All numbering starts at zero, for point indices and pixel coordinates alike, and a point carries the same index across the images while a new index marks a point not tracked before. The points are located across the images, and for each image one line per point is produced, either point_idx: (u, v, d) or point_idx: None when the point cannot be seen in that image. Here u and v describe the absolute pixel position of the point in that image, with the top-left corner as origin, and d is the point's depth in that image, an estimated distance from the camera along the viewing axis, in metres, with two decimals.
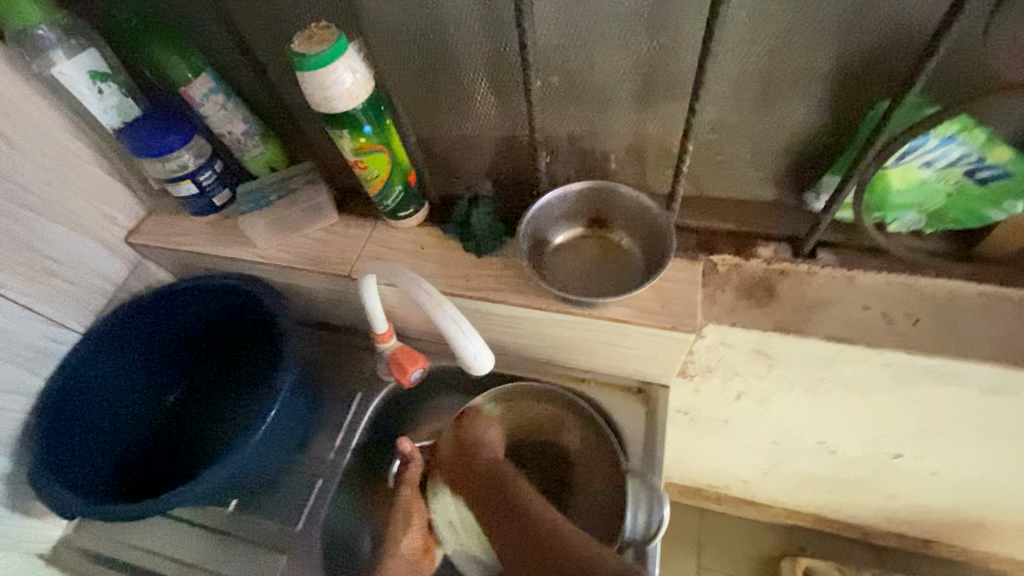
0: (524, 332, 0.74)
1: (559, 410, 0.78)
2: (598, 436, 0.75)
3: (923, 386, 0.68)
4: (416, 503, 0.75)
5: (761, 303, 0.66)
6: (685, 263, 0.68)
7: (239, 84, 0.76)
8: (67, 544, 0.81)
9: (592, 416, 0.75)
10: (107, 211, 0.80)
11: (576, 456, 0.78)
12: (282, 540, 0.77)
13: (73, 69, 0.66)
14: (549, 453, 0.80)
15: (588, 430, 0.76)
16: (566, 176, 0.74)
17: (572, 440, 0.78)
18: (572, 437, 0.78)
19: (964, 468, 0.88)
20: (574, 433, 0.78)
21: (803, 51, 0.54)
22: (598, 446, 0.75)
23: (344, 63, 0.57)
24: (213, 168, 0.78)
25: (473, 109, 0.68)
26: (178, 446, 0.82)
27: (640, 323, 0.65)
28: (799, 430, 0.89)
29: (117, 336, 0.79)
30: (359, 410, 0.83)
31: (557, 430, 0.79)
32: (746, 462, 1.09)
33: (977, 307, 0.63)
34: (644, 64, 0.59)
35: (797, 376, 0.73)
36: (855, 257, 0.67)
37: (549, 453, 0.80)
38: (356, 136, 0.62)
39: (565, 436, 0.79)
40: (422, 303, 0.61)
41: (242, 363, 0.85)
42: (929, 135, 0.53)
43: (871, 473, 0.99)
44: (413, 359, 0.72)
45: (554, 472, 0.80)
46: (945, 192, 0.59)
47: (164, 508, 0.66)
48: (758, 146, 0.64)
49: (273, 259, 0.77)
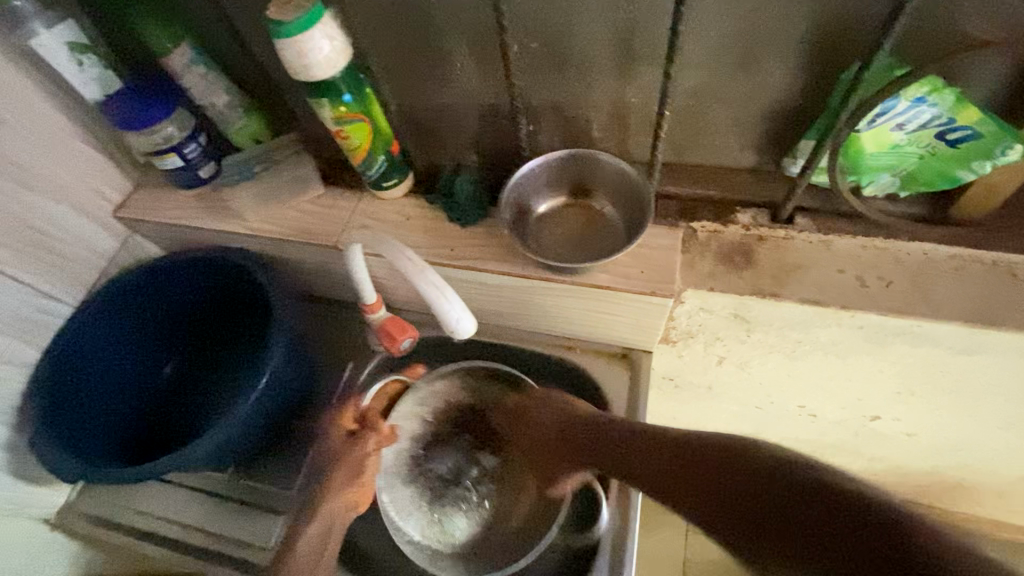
0: (509, 300, 0.76)
1: (407, 408, 0.80)
2: (431, 415, 0.81)
3: (896, 347, 0.70)
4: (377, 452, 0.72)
5: (739, 268, 0.67)
6: (665, 229, 0.69)
7: (220, 54, 0.76)
8: (70, 509, 0.84)
9: (411, 412, 0.80)
10: (94, 184, 0.80)
11: (452, 412, 0.81)
12: (278, 502, 0.80)
13: (52, 39, 0.66)
14: (451, 440, 0.81)
15: (428, 429, 0.81)
16: (549, 145, 0.75)
17: (445, 450, 0.81)
18: (453, 449, 0.81)
19: (939, 429, 0.91)
20: (445, 444, 0.81)
21: (780, 12, 0.54)
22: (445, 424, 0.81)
23: (319, 30, 0.56)
24: (199, 141, 0.78)
25: (454, 78, 0.68)
26: (175, 415, 0.84)
27: (620, 288, 0.66)
28: (779, 394, 0.92)
29: (114, 309, 0.80)
30: (353, 377, 0.86)
31: (437, 471, 0.80)
32: (732, 427, 1.11)
33: (949, 269, 0.64)
34: (623, 29, 0.59)
35: (774, 340, 0.75)
36: (831, 223, 0.68)
37: (450, 438, 0.81)
38: (337, 104, 0.62)
39: (445, 431, 0.81)
40: (403, 270, 0.62)
41: (238, 334, 0.87)
42: (900, 96, 0.54)
43: (852, 437, 1.02)
44: (403, 329, 0.72)
45: (478, 445, 0.81)
46: (918, 153, 0.59)
47: (162, 471, 0.69)
48: (737, 111, 0.64)
49: (260, 231, 0.78)
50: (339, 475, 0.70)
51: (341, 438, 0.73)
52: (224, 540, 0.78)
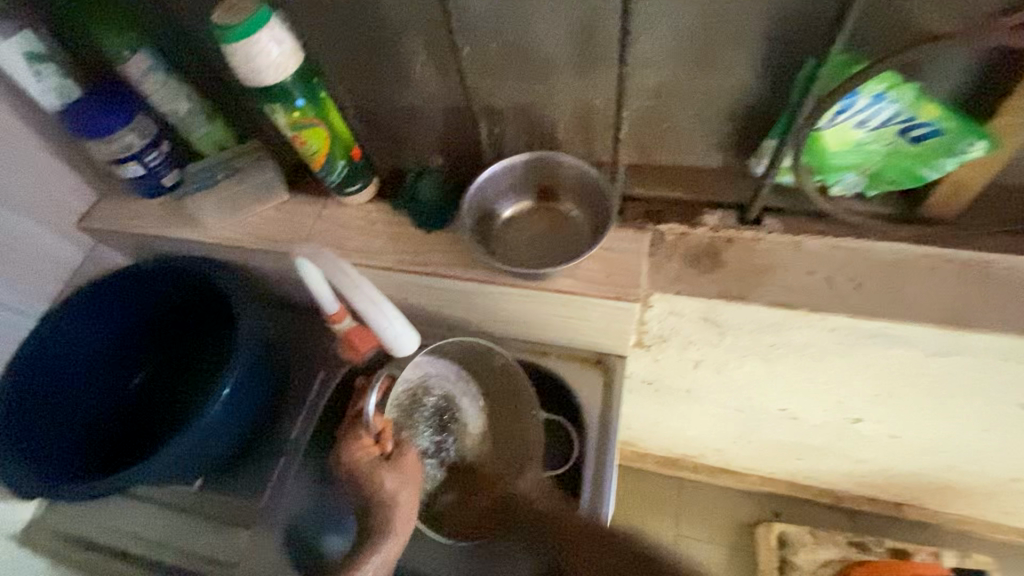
0: (476, 306, 0.74)
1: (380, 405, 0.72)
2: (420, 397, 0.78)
3: (870, 349, 0.68)
4: (416, 459, 0.69)
5: (708, 271, 0.66)
6: (632, 232, 0.68)
7: (178, 61, 0.75)
8: (37, 526, 0.82)
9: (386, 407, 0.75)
10: (57, 195, 0.79)
11: (440, 398, 0.79)
12: (245, 514, 0.78)
13: (6, 48, 0.65)
14: (445, 423, 0.80)
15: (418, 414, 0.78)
16: (515, 147, 0.73)
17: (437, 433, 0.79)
18: (435, 436, 0.79)
19: (922, 431, 0.89)
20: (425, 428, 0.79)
21: (736, 8, 0.53)
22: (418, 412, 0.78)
23: (267, 33, 0.55)
24: (160, 148, 0.77)
25: (414, 81, 0.67)
26: (141, 428, 0.82)
27: (586, 293, 0.65)
28: (759, 397, 0.90)
29: (75, 319, 0.78)
30: (324, 385, 0.84)
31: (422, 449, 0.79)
32: (715, 430, 1.09)
33: (921, 268, 0.63)
34: (579, 29, 0.58)
35: (748, 343, 0.73)
36: (799, 223, 0.67)
37: (444, 420, 0.80)
38: (290, 110, 0.61)
39: (437, 416, 0.79)
40: (337, 283, 0.60)
41: (204, 343, 0.85)
42: (858, 92, 0.53)
43: (836, 439, 1.00)
44: (367, 339, 0.69)
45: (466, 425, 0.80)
46: (882, 151, 0.58)
47: (119, 487, 0.66)
48: (700, 112, 0.63)
49: (224, 239, 0.77)
50: (408, 511, 0.65)
51: (389, 479, 0.66)
52: (193, 556, 0.76)
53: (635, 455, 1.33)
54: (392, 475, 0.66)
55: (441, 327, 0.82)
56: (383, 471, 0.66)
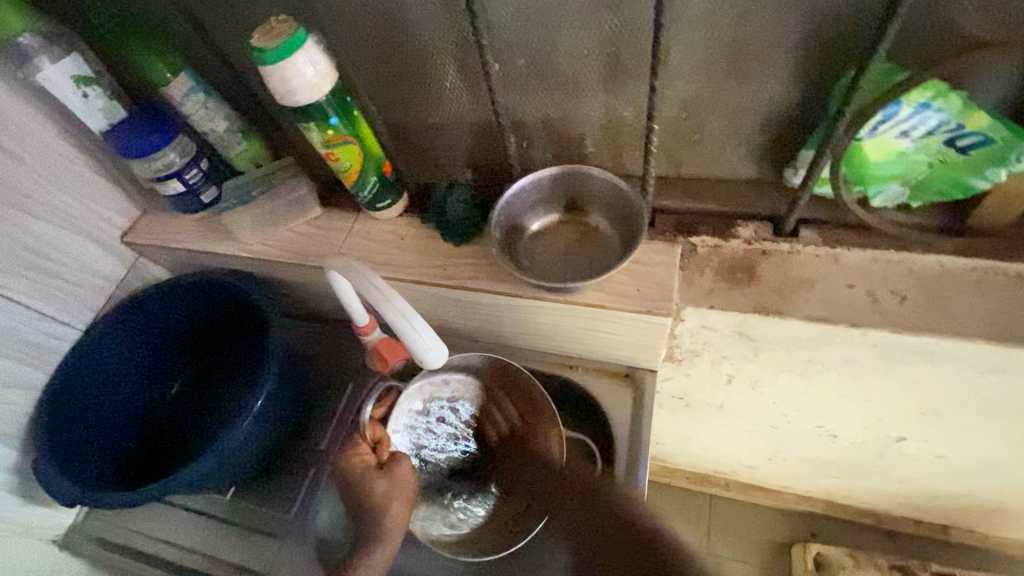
0: (504, 319, 0.74)
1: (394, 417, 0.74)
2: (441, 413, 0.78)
3: (915, 366, 0.65)
4: (411, 471, 0.69)
5: (742, 285, 0.64)
6: (662, 245, 0.67)
7: (217, 82, 0.78)
8: (77, 530, 0.85)
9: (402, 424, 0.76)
10: (102, 212, 0.83)
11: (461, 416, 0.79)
12: (274, 523, 0.79)
13: (57, 73, 0.68)
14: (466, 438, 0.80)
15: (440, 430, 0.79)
16: (543, 160, 0.73)
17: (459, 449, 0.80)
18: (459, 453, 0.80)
19: (970, 451, 0.85)
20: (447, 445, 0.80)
21: (770, 17, 0.52)
22: (446, 426, 0.79)
23: (302, 55, 0.57)
24: (200, 166, 0.78)
25: (443, 97, 0.68)
26: (176, 437, 0.84)
27: (615, 307, 0.64)
28: (795, 414, 0.87)
29: (116, 331, 0.81)
30: (352, 397, 0.85)
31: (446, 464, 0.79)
32: (748, 447, 1.06)
33: (968, 282, 0.60)
34: (608, 43, 0.58)
35: (784, 358, 0.71)
36: (838, 235, 0.65)
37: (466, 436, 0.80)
38: (324, 128, 0.63)
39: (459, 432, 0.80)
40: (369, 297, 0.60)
41: (236, 355, 0.87)
42: (902, 102, 0.51)
43: (876, 457, 0.96)
44: (395, 350, 0.70)
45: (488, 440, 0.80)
46: (927, 162, 0.56)
47: (155, 496, 0.68)
48: (733, 123, 0.62)
49: (258, 253, 0.79)
50: (398, 519, 0.66)
51: (382, 485, 0.67)
52: (224, 564, 0.78)
53: (664, 470, 1.30)
54: (386, 482, 0.67)
55: (469, 340, 0.82)
56: (376, 478, 0.67)
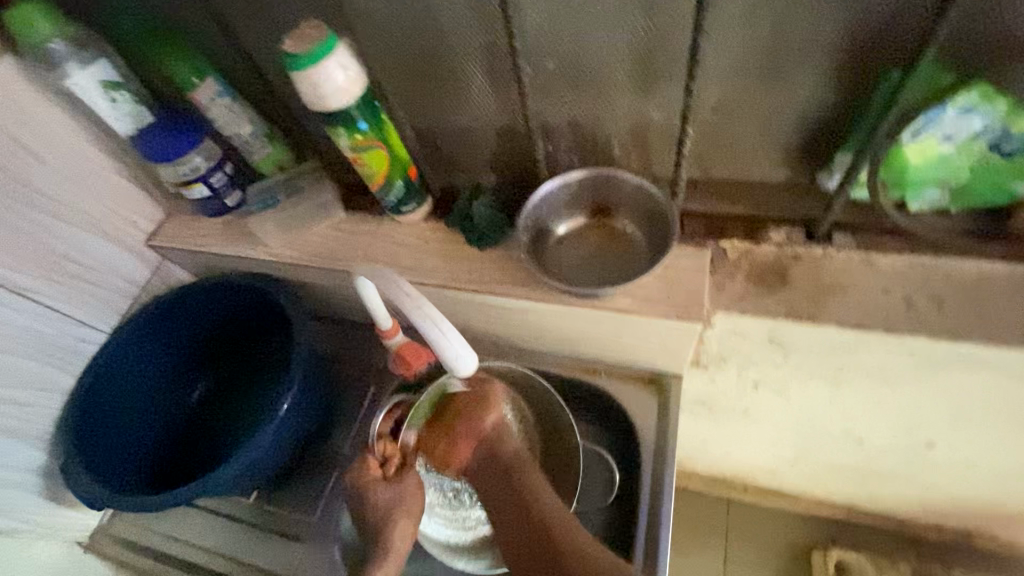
0: (529, 323, 0.73)
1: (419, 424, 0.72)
2: None
3: (950, 373, 0.64)
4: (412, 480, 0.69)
5: (774, 290, 0.64)
6: (692, 250, 0.66)
7: (243, 86, 0.78)
8: (102, 531, 0.85)
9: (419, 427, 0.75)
10: (127, 215, 0.83)
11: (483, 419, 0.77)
12: (297, 527, 0.79)
13: (86, 79, 0.68)
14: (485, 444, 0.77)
15: None
16: (569, 163, 0.72)
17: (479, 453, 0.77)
18: None
19: (1002, 458, 0.83)
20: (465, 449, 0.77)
21: (809, 19, 0.51)
22: None
23: (334, 60, 0.57)
24: (224, 170, 0.79)
25: (471, 101, 0.68)
26: (201, 439, 0.84)
27: (644, 312, 0.63)
28: (821, 419, 0.86)
29: (141, 334, 0.81)
30: (375, 400, 0.85)
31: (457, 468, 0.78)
32: (770, 451, 1.05)
33: (1007, 288, 0.59)
34: (641, 46, 0.57)
35: (814, 364, 0.70)
36: (873, 240, 0.63)
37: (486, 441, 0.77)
38: (352, 133, 0.62)
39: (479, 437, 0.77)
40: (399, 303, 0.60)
41: (260, 357, 0.87)
42: (946, 106, 0.51)
43: (903, 463, 0.94)
44: (418, 355, 0.69)
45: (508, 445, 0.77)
46: (967, 166, 0.56)
47: (183, 500, 0.68)
48: (767, 125, 0.61)
49: (283, 257, 0.79)
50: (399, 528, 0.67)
51: (383, 496, 0.67)
52: (249, 566, 0.78)
53: (681, 474, 1.28)
54: (391, 491, 0.68)
55: (492, 344, 0.81)
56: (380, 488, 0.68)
